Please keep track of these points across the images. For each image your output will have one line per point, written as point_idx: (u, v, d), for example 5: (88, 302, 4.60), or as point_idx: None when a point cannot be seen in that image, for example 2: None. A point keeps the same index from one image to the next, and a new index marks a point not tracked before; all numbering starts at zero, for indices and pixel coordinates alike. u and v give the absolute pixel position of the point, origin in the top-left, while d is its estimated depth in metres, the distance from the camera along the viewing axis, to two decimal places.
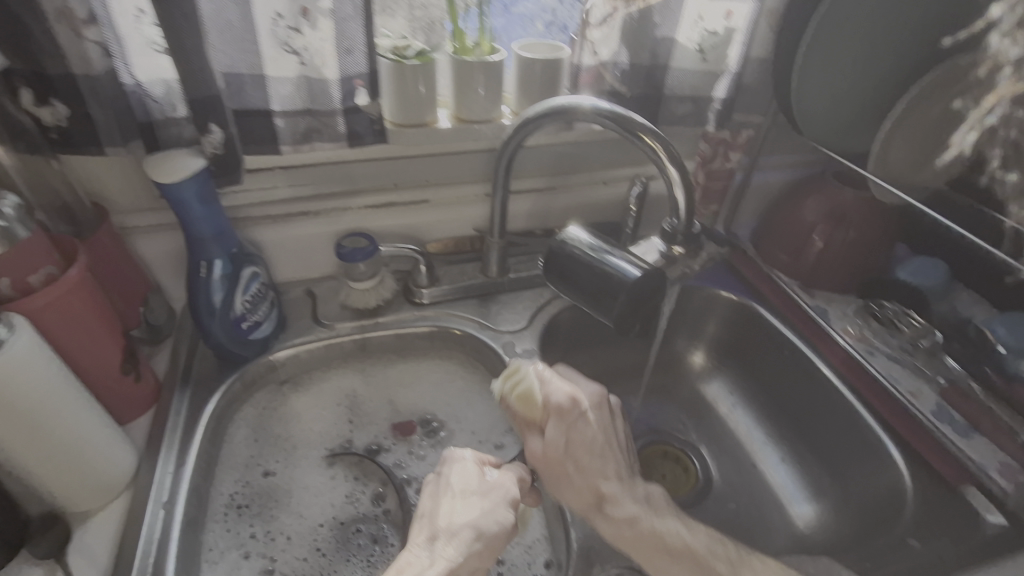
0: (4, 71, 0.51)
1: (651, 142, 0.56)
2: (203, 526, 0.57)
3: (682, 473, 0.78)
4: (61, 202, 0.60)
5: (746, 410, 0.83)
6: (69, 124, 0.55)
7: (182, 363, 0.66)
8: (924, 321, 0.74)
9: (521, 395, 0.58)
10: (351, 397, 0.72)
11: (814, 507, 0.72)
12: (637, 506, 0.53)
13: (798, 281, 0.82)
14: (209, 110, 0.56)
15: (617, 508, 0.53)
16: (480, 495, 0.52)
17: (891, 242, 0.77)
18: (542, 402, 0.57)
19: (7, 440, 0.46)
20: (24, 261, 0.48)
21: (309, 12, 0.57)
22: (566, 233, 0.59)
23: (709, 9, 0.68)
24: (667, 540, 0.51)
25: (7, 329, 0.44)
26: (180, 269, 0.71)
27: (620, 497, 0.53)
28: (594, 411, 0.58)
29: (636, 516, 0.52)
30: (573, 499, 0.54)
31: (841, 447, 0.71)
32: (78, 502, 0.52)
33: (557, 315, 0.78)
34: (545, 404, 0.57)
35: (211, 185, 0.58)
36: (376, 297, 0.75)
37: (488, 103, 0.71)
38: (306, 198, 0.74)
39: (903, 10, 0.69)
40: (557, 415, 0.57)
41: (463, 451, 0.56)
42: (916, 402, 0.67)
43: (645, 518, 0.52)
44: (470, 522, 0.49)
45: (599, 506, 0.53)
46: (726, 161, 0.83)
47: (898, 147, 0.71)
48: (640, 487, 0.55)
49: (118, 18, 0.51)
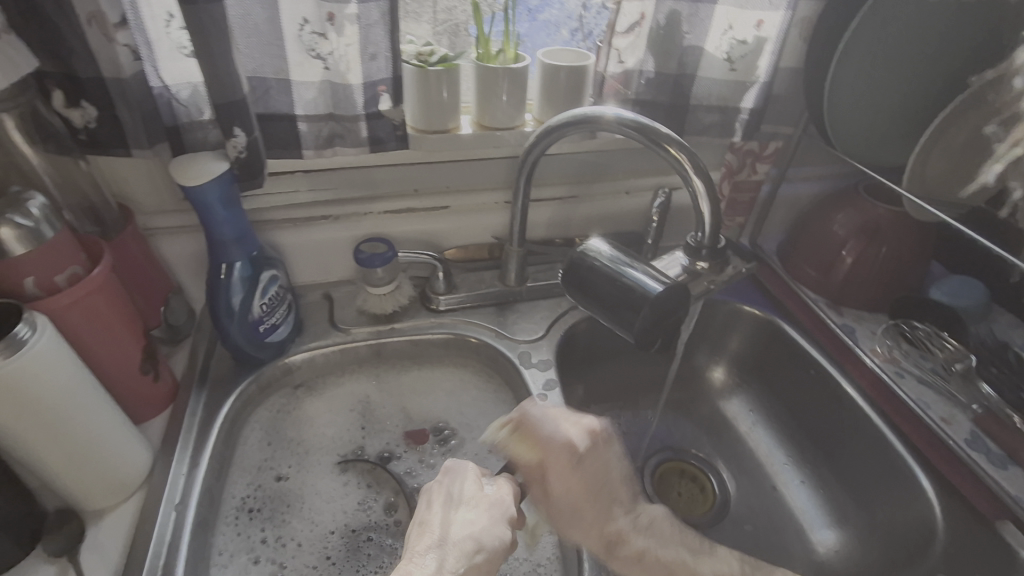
0: (38, 74, 0.52)
1: (676, 152, 0.54)
2: (214, 528, 0.57)
3: (699, 493, 0.76)
4: (88, 202, 0.61)
5: (767, 430, 0.81)
6: (97, 125, 0.56)
7: (200, 364, 0.66)
8: (959, 344, 0.70)
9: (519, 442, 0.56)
10: (364, 402, 0.72)
11: (837, 534, 0.70)
12: (646, 540, 0.54)
13: (825, 298, 0.80)
14: (235, 116, 0.55)
15: (627, 546, 0.53)
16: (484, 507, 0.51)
17: (926, 259, 0.74)
18: (541, 448, 0.55)
19: (26, 438, 0.46)
20: (50, 260, 0.49)
21: (336, 18, 0.57)
22: (587, 245, 0.57)
23: (740, 19, 0.67)
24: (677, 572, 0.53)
25: (29, 328, 0.44)
26: (201, 270, 0.71)
27: (629, 533, 0.54)
28: (591, 451, 0.56)
29: (644, 551, 0.53)
30: (582, 539, 0.54)
31: (867, 473, 0.68)
32: (93, 500, 0.53)
33: (575, 327, 0.77)
34: (544, 450, 0.55)
35: (234, 189, 0.58)
36: (393, 303, 0.74)
37: (511, 110, 0.71)
38: (326, 203, 0.74)
39: (943, 20, 0.66)
40: (553, 463, 0.55)
41: (464, 462, 0.55)
42: (949, 428, 0.64)
43: (653, 550, 0.54)
44: (469, 535, 0.48)
45: (609, 547, 0.53)
46: (753, 173, 0.84)
47: (937, 162, 0.68)
48: (644, 517, 0.56)
49: (149, 23, 0.52)
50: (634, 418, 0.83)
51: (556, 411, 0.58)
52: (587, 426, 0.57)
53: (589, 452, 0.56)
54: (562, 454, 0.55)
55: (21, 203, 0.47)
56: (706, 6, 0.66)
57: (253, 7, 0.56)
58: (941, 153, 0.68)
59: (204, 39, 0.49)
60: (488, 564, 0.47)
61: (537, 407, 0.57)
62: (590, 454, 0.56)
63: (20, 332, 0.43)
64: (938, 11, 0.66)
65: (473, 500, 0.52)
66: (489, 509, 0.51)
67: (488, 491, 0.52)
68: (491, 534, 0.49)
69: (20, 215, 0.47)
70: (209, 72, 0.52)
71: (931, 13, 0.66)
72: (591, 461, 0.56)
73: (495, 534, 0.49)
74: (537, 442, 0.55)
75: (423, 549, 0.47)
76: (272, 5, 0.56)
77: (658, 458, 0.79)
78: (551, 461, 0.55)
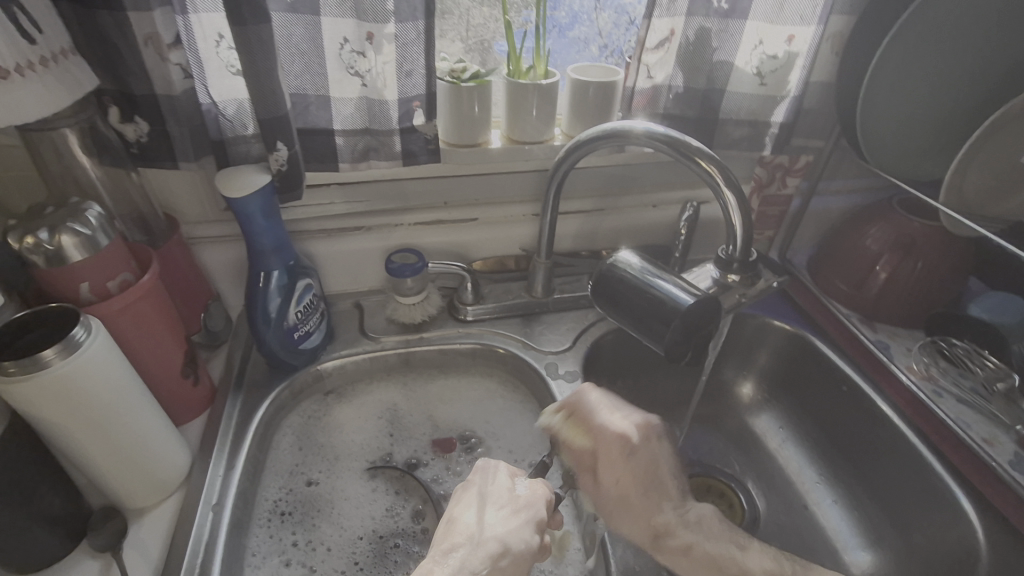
0: (97, 91, 0.56)
1: (707, 166, 0.54)
2: (248, 530, 0.59)
3: (727, 509, 0.75)
4: (138, 211, 0.64)
5: (798, 447, 0.79)
6: (148, 139, 0.59)
7: (236, 369, 0.68)
8: (1002, 362, 0.69)
9: (570, 428, 0.57)
10: (392, 410, 0.73)
11: (873, 556, 0.68)
12: (694, 534, 0.53)
13: (858, 313, 0.78)
14: (277, 130, 0.57)
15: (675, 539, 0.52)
16: (515, 511, 0.50)
17: (965, 274, 0.73)
18: (594, 433, 0.56)
19: (77, 436, 0.48)
20: (105, 267, 0.51)
21: (374, 37, 0.59)
22: (617, 257, 0.58)
23: (770, 34, 0.67)
24: (724, 567, 0.51)
25: (84, 330, 0.47)
26: (239, 278, 0.74)
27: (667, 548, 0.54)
28: (644, 444, 0.56)
29: (691, 545, 0.52)
30: (633, 531, 0.54)
31: (905, 493, 0.66)
32: (135, 498, 0.54)
33: (601, 339, 0.77)
34: (596, 437, 0.56)
35: (274, 200, 0.61)
36: (421, 313, 0.75)
37: (541, 124, 0.72)
38: (359, 214, 0.76)
39: (977, 32, 0.66)
40: (603, 451, 0.55)
41: (496, 461, 0.55)
42: (991, 449, 0.62)
43: (701, 545, 0.52)
44: (497, 536, 0.48)
45: (655, 539, 0.53)
46: (783, 187, 0.83)
47: (975, 175, 0.67)
48: (692, 512, 0.54)
49: (200, 44, 0.55)
50: None
51: (615, 401, 0.58)
52: (641, 419, 0.57)
53: (642, 445, 0.56)
54: (613, 444, 0.55)
55: (80, 212, 0.50)
56: (735, 22, 0.67)
57: (296, 28, 0.58)
58: (979, 166, 0.67)
59: (251, 57, 0.52)
60: (513, 566, 0.47)
61: (593, 395, 0.58)
62: (642, 448, 0.56)
63: (76, 334, 0.46)
64: (973, 24, 0.65)
65: (508, 501, 0.51)
66: (525, 511, 0.51)
67: (521, 493, 0.52)
68: (519, 536, 0.49)
69: (79, 224, 0.49)
70: (254, 88, 0.54)
71: (965, 27, 0.65)
72: (643, 455, 0.56)
73: (521, 538, 0.49)
74: (590, 428, 0.56)
75: (448, 548, 0.48)
76: (314, 26, 0.58)
77: (684, 472, 0.78)
78: (601, 449, 0.55)
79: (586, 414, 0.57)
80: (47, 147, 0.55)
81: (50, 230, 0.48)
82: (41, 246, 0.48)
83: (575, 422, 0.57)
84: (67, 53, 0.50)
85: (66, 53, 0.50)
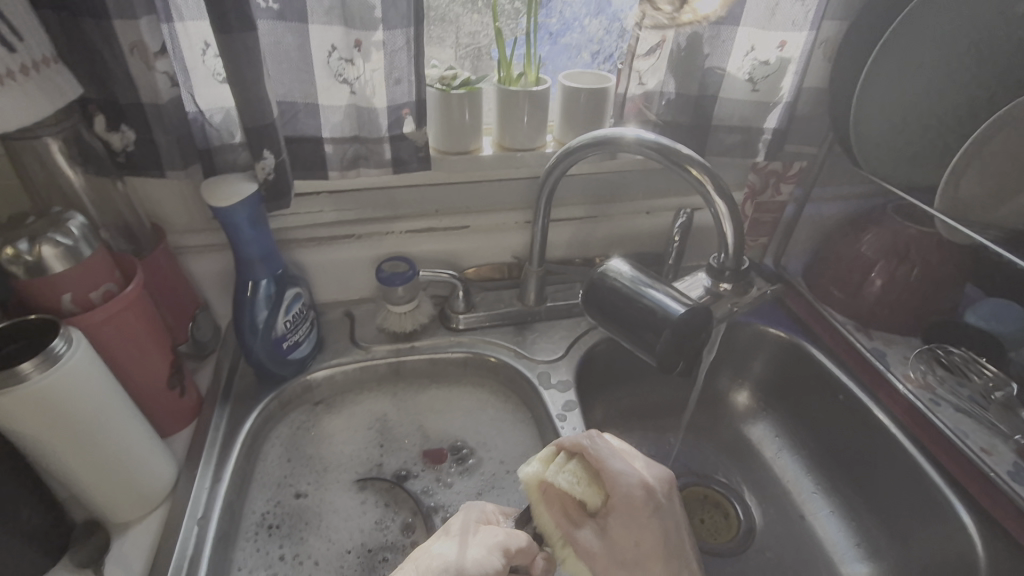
0: (81, 99, 0.55)
1: (698, 174, 0.53)
2: (234, 544, 0.58)
3: (722, 521, 0.74)
4: (123, 221, 0.63)
5: (794, 456, 0.78)
6: (134, 147, 0.58)
7: (224, 379, 0.68)
8: (999, 370, 0.68)
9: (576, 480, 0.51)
10: (382, 420, 0.72)
11: (871, 569, 0.67)
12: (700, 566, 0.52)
13: (854, 321, 0.78)
14: (264, 138, 0.57)
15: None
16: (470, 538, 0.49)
17: (961, 281, 0.72)
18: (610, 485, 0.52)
19: (56, 452, 0.47)
20: (87, 278, 0.50)
21: (362, 45, 0.59)
22: (608, 266, 0.57)
23: (762, 40, 0.67)
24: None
25: (65, 342, 0.46)
26: (228, 287, 0.73)
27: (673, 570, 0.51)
28: (663, 499, 0.53)
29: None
30: None
31: (903, 504, 0.65)
32: (118, 513, 0.53)
33: (594, 347, 0.76)
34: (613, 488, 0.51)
35: (261, 209, 0.60)
36: (412, 322, 0.74)
37: (532, 131, 0.72)
38: (349, 222, 0.75)
39: (971, 39, 0.65)
40: (619, 504, 0.51)
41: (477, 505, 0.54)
42: (989, 459, 0.61)
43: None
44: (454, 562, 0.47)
45: None
46: (775, 194, 0.84)
47: (971, 182, 0.66)
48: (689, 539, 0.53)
49: (186, 52, 0.55)
50: (656, 442, 0.81)
51: (624, 450, 0.55)
52: (658, 472, 0.54)
53: (661, 499, 0.53)
54: (635, 497, 0.51)
55: (62, 222, 0.49)
56: (728, 28, 0.66)
57: (283, 35, 0.58)
58: (974, 172, 0.66)
59: (237, 66, 0.51)
60: None
61: (605, 443, 0.54)
62: (663, 503, 0.52)
63: (55, 347, 0.45)
64: (968, 30, 0.65)
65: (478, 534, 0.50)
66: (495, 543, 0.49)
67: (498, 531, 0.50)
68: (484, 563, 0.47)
69: (60, 234, 0.48)
70: (240, 97, 0.53)
71: (960, 33, 0.65)
72: (662, 509, 0.52)
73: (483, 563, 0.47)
74: (601, 479, 0.52)
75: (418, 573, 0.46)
76: (302, 33, 0.58)
77: (679, 483, 0.77)
78: (619, 503, 0.51)
79: (598, 465, 0.52)
80: (30, 156, 0.55)
81: (30, 241, 0.47)
82: (20, 257, 0.47)
83: (584, 471, 0.52)
84: (50, 62, 0.49)
85: (49, 61, 0.49)
